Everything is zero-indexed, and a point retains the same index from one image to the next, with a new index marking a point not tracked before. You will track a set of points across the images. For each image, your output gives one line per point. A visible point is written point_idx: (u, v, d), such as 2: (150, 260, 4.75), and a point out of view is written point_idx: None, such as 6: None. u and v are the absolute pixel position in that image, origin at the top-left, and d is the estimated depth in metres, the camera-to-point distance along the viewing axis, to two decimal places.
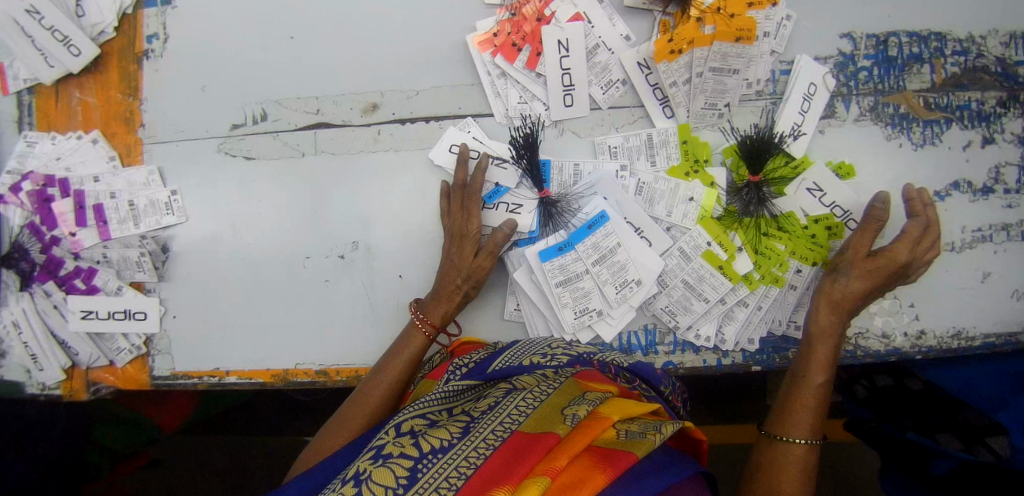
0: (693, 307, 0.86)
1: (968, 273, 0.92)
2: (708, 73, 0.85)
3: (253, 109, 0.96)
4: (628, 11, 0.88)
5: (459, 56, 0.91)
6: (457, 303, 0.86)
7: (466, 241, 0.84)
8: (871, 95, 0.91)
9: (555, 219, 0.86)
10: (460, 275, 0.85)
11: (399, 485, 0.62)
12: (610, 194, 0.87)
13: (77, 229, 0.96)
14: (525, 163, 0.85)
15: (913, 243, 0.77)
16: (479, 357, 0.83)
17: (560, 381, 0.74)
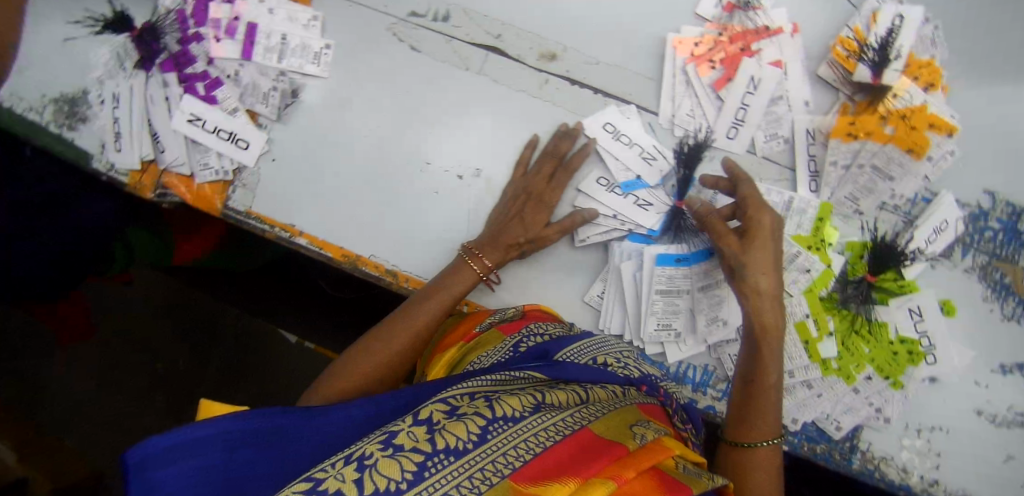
0: None
1: (993, 451, 0.90)
2: (868, 168, 0.88)
3: (440, 7, 0.95)
4: (820, 81, 0.91)
5: (653, 49, 0.92)
6: (512, 255, 0.90)
7: (536, 210, 0.89)
8: (987, 254, 0.92)
9: (680, 232, 0.90)
10: (520, 230, 0.89)
11: (469, 439, 0.65)
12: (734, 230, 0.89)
13: (223, 38, 0.93)
14: (682, 172, 0.90)
15: (759, 208, 0.79)
16: (556, 333, 0.87)
17: (625, 403, 0.77)
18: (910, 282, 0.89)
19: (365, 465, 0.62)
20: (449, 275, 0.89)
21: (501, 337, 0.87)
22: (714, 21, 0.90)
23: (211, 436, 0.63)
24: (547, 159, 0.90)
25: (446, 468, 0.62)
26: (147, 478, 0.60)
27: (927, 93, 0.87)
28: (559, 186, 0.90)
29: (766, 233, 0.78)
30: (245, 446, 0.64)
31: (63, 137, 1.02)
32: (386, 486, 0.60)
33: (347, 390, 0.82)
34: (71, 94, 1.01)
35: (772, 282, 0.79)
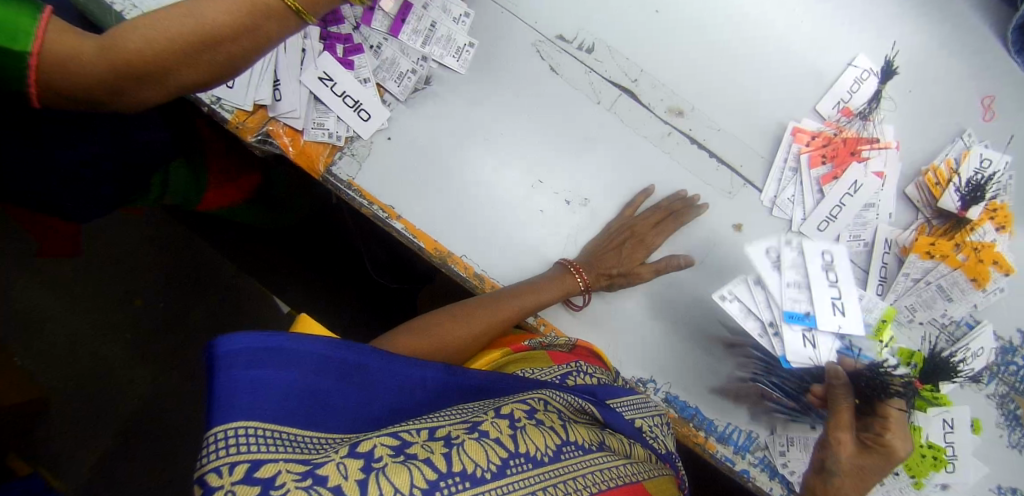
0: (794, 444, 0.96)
1: None
2: (933, 286, 0.97)
3: (586, 38, 0.98)
4: (905, 198, 1.00)
5: (771, 132, 0.99)
6: (603, 282, 0.93)
7: (636, 246, 0.94)
8: (1008, 385, 1.01)
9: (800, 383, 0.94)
10: (615, 262, 0.92)
11: (546, 453, 0.64)
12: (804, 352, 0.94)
13: (376, 8, 0.94)
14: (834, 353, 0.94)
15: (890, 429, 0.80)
16: (605, 380, 0.86)
17: (663, 471, 0.77)
18: (942, 395, 0.98)
19: (454, 442, 0.59)
20: (543, 280, 0.92)
21: (550, 362, 0.85)
22: (832, 122, 0.98)
23: (307, 354, 0.60)
24: (662, 211, 0.95)
25: (526, 474, 0.60)
26: (232, 374, 0.55)
27: (997, 233, 0.97)
28: (657, 235, 0.95)
29: (882, 462, 0.77)
30: (330, 376, 0.62)
31: None
32: (474, 470, 0.57)
33: (414, 349, 0.81)
34: None
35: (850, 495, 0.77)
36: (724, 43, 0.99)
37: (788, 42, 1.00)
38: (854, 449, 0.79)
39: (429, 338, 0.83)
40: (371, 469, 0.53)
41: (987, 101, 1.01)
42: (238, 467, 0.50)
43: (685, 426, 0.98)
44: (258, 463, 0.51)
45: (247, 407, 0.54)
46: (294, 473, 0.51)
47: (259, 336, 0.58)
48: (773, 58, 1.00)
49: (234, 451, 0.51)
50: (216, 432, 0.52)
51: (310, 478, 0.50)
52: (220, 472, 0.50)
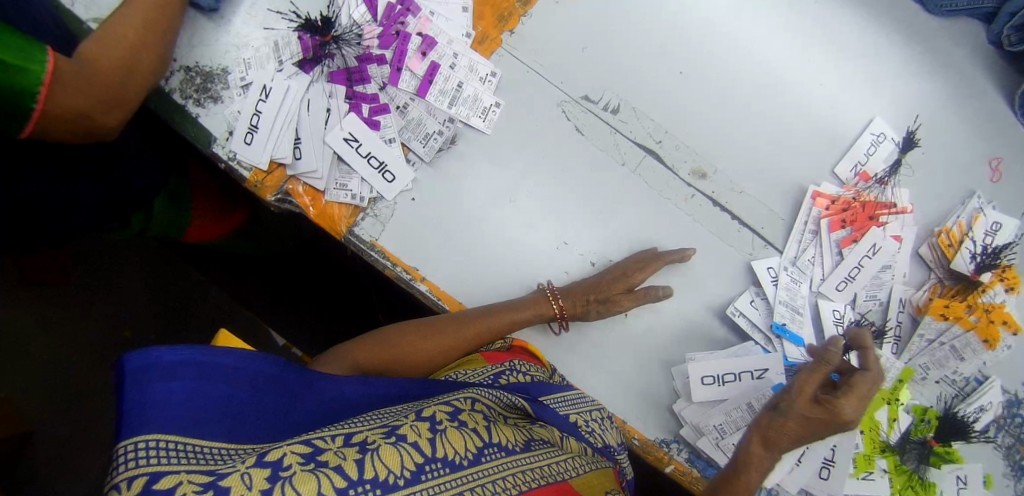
0: None
1: None
2: (947, 346, 1.00)
3: (610, 98, 0.98)
4: (919, 258, 1.02)
5: (792, 194, 1.00)
6: (579, 311, 0.91)
7: (614, 288, 0.91)
8: (1016, 436, 1.04)
9: None
10: (590, 304, 0.91)
11: (465, 455, 0.62)
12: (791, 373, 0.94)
13: (403, 69, 0.92)
14: None
15: (859, 395, 0.81)
16: (539, 377, 0.83)
17: (599, 462, 0.75)
18: (955, 451, 1.00)
19: (369, 448, 0.57)
20: (517, 303, 0.91)
21: (485, 362, 0.83)
22: (850, 186, 1.00)
23: (219, 366, 0.58)
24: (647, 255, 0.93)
25: (440, 479, 0.59)
26: (145, 388, 0.53)
27: (1007, 294, 1.00)
28: (637, 276, 0.92)
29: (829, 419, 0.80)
30: (244, 386, 0.59)
31: (184, 110, 0.95)
32: (386, 477, 0.56)
33: (382, 361, 0.85)
34: (209, 68, 0.96)
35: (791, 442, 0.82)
36: (745, 103, 1.00)
37: (807, 105, 1.02)
38: (809, 401, 0.82)
39: (395, 351, 0.86)
40: (278, 477, 0.51)
41: (994, 163, 1.06)
42: (138, 479, 0.48)
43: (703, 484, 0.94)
44: (158, 475, 0.49)
45: (159, 419, 0.52)
46: (195, 483, 0.49)
47: (171, 349, 0.55)
48: (793, 120, 1.01)
49: (133, 464, 0.49)
50: (124, 445, 0.50)
51: (211, 489, 0.48)
52: (121, 486, 0.48)
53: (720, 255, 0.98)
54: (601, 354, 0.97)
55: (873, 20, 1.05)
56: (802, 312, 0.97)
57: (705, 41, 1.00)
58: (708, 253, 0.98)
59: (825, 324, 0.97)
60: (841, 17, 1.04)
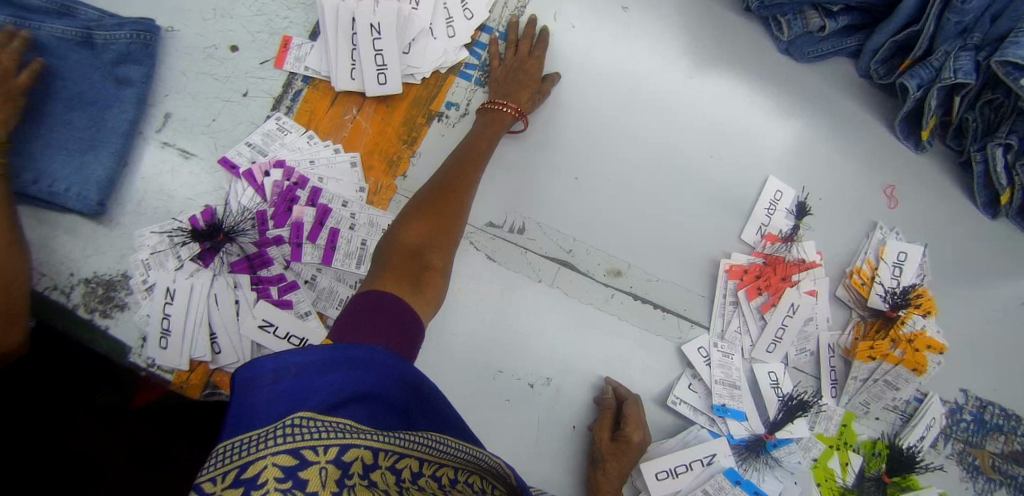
0: None
1: None
2: (881, 381, 1.03)
3: (514, 219, 1.00)
4: (838, 300, 1.07)
5: (706, 271, 1.03)
6: (532, 89, 0.99)
7: (530, 68, 0.99)
8: (963, 441, 1.11)
9: (750, 458, 0.96)
10: (530, 91, 0.98)
11: None
12: (742, 453, 0.96)
13: (304, 242, 0.93)
14: (779, 416, 0.98)
15: (636, 421, 0.93)
16: None
17: None
18: (911, 478, 1.04)
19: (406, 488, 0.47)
20: (487, 127, 0.95)
21: None
22: (757, 251, 1.03)
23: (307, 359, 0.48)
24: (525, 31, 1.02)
25: None
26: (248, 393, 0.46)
27: (924, 319, 1.06)
28: (539, 53, 1.01)
29: (627, 456, 0.91)
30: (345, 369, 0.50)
31: (92, 324, 0.92)
32: None
33: (417, 240, 0.76)
34: (110, 275, 0.93)
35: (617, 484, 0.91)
36: (646, 191, 1.04)
37: (704, 181, 1.05)
38: (609, 441, 0.93)
39: (424, 221, 0.79)
40: (345, 487, 0.43)
41: (889, 191, 1.11)
42: (229, 472, 0.41)
43: None
44: (247, 464, 0.42)
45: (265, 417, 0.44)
46: (277, 470, 0.42)
47: (276, 357, 0.47)
48: (694, 198, 1.05)
49: (228, 457, 0.42)
50: (223, 446, 0.43)
51: (290, 483, 0.41)
52: (214, 480, 0.41)
53: (652, 346, 1.00)
54: (560, 475, 0.96)
55: (747, 83, 1.09)
56: (741, 387, 0.99)
57: (594, 140, 1.04)
58: (643, 346, 1.00)
59: (764, 387, 1.00)
60: (718, 88, 1.08)
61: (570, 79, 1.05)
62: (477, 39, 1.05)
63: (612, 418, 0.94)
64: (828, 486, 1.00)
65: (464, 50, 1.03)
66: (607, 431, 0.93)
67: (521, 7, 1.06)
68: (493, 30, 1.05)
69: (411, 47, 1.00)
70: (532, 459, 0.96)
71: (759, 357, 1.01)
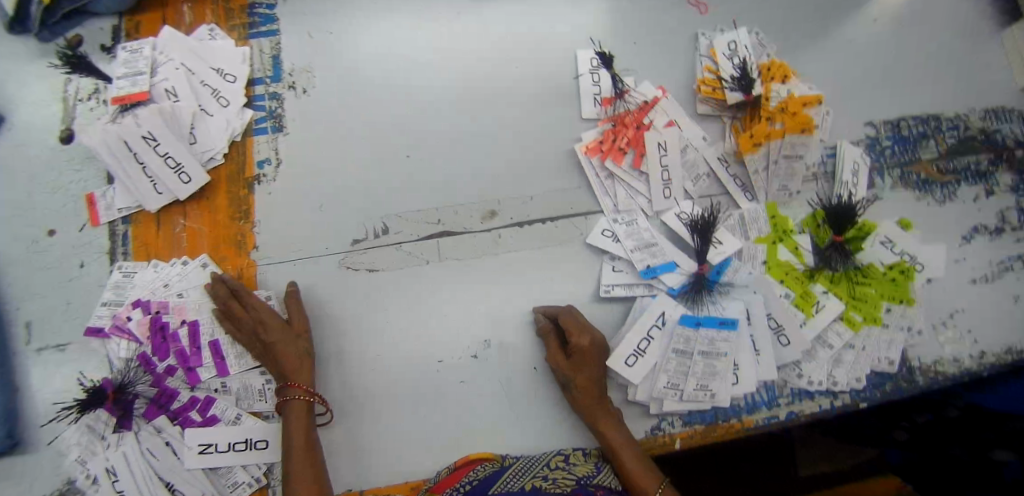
0: (719, 368, 0.91)
1: (1004, 296, 1.11)
2: (782, 160, 1.01)
3: (375, 224, 0.99)
4: (703, 117, 1.05)
5: (570, 164, 1.02)
6: (298, 334, 0.90)
7: (275, 330, 0.89)
8: (898, 166, 1.11)
9: (698, 296, 0.93)
10: (291, 347, 0.89)
11: None
12: (684, 300, 0.94)
13: (191, 366, 0.92)
14: (698, 241, 0.95)
15: (576, 324, 0.92)
16: (492, 470, 0.85)
17: None
18: (865, 223, 1.01)
19: None
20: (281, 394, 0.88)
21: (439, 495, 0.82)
22: (602, 119, 1.02)
23: None
24: (228, 301, 0.90)
25: None
26: None
27: (786, 85, 1.05)
28: (257, 305, 0.90)
29: (587, 358, 0.89)
30: None
31: None
32: None
33: None
34: (55, 490, 0.92)
35: (594, 387, 0.90)
36: (478, 130, 1.03)
37: (522, 89, 1.05)
38: (565, 358, 0.91)
39: None
40: None
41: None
42: None
43: (716, 429, 0.96)
44: None
45: None
46: None
47: None
48: (523, 109, 1.04)
49: None
50: None
51: None
52: None
53: (562, 257, 0.99)
54: (550, 416, 0.95)
55: None
56: (657, 241, 0.97)
57: (406, 115, 1.03)
58: (554, 261, 0.99)
59: (680, 230, 0.98)
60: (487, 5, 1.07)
61: (355, 76, 1.05)
62: (253, 94, 1.04)
63: (555, 338, 0.93)
64: (791, 277, 0.98)
65: (246, 109, 1.02)
66: (557, 348, 0.91)
67: (276, 46, 1.06)
68: (262, 79, 1.04)
69: (194, 133, 1.00)
70: (517, 418, 0.95)
71: (661, 207, 0.99)
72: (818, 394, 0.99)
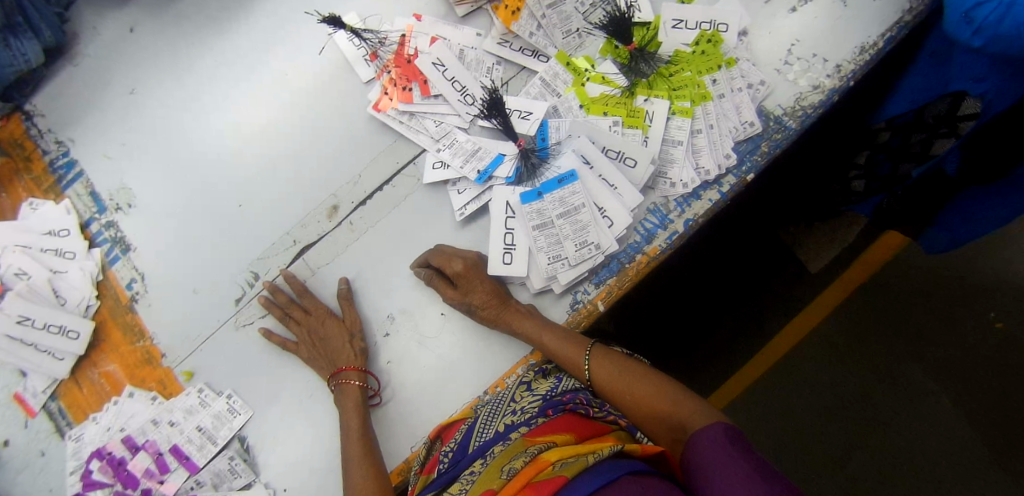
0: (586, 219, 0.92)
1: (830, 5, 1.06)
2: (548, 11, 1.01)
3: (244, 277, 1.04)
4: (466, 18, 1.06)
5: (374, 129, 1.05)
6: (347, 325, 0.98)
7: (330, 327, 0.98)
8: None
9: (530, 168, 0.96)
10: (347, 342, 0.96)
11: None
12: (523, 181, 0.96)
13: (163, 476, 1.00)
14: (497, 119, 0.97)
15: (447, 255, 0.95)
16: (465, 430, 0.86)
17: (496, 454, 0.74)
18: (654, 22, 1.02)
19: None
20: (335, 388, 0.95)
21: (427, 476, 0.84)
22: (377, 73, 1.05)
23: None
24: (286, 319, 1.00)
25: None
26: None
27: None
28: (315, 306, 0.99)
29: (473, 277, 0.93)
30: None
31: None
32: None
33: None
34: None
35: (494, 299, 0.93)
36: (284, 148, 1.07)
37: (300, 92, 1.08)
38: (454, 288, 0.94)
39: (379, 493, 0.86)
40: None
41: None
42: None
43: (626, 276, 0.95)
44: None
45: None
46: None
47: None
48: (310, 108, 1.07)
49: None
50: None
51: None
52: None
53: (410, 209, 1.02)
54: (477, 345, 0.99)
55: (243, 12, 1.12)
56: (480, 145, 0.99)
57: (220, 172, 1.08)
58: (406, 215, 1.02)
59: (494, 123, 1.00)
60: (231, 41, 1.11)
61: (163, 167, 1.10)
62: (92, 235, 1.10)
63: (440, 276, 0.95)
64: (610, 104, 0.98)
65: (93, 249, 1.08)
66: (445, 285, 0.94)
67: (88, 184, 1.11)
68: (92, 218, 1.10)
69: (61, 295, 1.06)
70: (451, 364, 0.98)
71: (468, 113, 1.01)
72: (702, 190, 0.97)
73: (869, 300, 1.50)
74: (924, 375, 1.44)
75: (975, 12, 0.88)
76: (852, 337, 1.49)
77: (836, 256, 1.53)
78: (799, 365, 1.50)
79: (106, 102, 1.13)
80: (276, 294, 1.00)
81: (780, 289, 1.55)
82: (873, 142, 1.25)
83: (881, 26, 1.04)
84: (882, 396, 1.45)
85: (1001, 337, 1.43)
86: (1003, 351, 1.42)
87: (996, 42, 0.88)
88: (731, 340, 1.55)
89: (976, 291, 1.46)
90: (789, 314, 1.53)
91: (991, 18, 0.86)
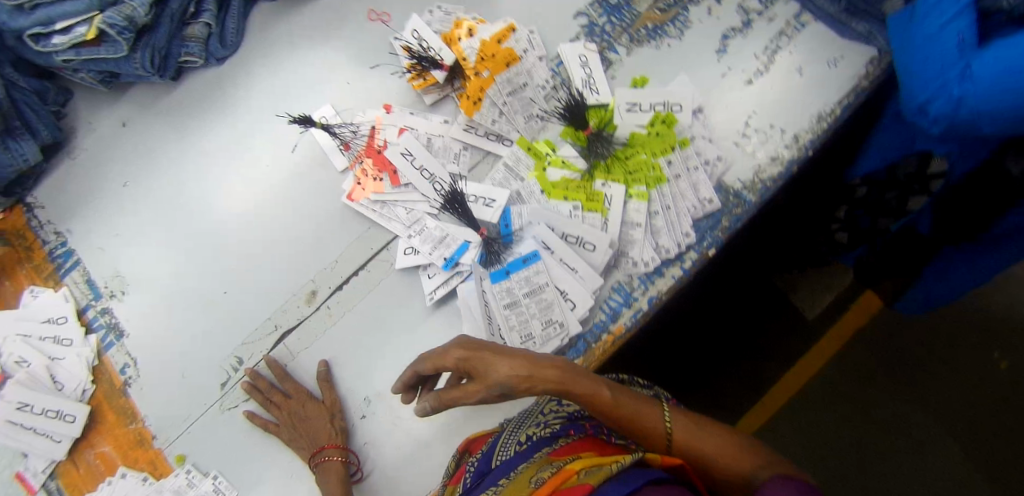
0: (548, 300, 0.96)
1: (787, 76, 1.05)
2: (509, 99, 1.07)
3: (229, 362, 1.09)
4: (434, 104, 1.13)
5: (349, 216, 1.11)
6: (325, 408, 1.02)
7: (308, 410, 1.02)
8: (625, 34, 1.12)
9: (494, 251, 1.01)
10: (325, 424, 1.00)
11: None
12: (489, 261, 1.01)
13: None
14: (457, 212, 1.02)
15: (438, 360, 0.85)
16: (491, 444, 0.85)
17: (522, 468, 0.73)
18: (608, 107, 1.07)
19: None
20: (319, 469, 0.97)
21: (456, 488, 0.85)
22: (351, 163, 1.10)
23: None
24: (267, 402, 1.04)
25: None
26: None
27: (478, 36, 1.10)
28: (295, 391, 1.04)
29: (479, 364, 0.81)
30: None
31: None
32: None
33: None
34: None
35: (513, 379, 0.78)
36: (265, 236, 1.12)
37: (281, 182, 1.14)
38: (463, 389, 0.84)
39: None
40: None
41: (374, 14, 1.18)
42: None
43: (590, 355, 0.97)
44: None
45: None
46: None
47: None
48: (289, 197, 1.13)
49: None
50: None
51: None
52: None
53: (384, 293, 1.06)
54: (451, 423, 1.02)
55: (225, 106, 1.19)
56: (448, 232, 1.04)
57: (206, 259, 1.14)
58: (379, 299, 1.06)
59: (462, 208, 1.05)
60: (215, 134, 1.18)
61: (153, 254, 1.16)
62: (88, 320, 1.16)
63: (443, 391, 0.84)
64: (570, 187, 1.02)
65: (89, 335, 1.14)
66: (454, 393, 0.84)
67: (84, 272, 1.18)
68: (89, 304, 1.16)
69: (59, 380, 1.12)
70: (426, 443, 1.02)
71: (435, 201, 1.07)
72: (664, 268, 0.99)
73: (865, 347, 1.48)
74: (929, 419, 1.43)
75: (928, 106, 0.84)
76: (851, 383, 1.47)
77: (827, 304, 1.52)
78: (794, 416, 1.47)
79: (100, 193, 1.20)
80: (258, 379, 1.06)
81: (773, 339, 1.52)
82: (852, 197, 1.21)
83: (839, 92, 1.03)
84: (883, 445, 1.43)
85: (999, 380, 1.42)
86: (1004, 394, 1.41)
87: (955, 130, 0.84)
88: (724, 391, 1.52)
89: (969, 334, 1.46)
90: (783, 363, 1.50)
91: (944, 109, 0.82)
